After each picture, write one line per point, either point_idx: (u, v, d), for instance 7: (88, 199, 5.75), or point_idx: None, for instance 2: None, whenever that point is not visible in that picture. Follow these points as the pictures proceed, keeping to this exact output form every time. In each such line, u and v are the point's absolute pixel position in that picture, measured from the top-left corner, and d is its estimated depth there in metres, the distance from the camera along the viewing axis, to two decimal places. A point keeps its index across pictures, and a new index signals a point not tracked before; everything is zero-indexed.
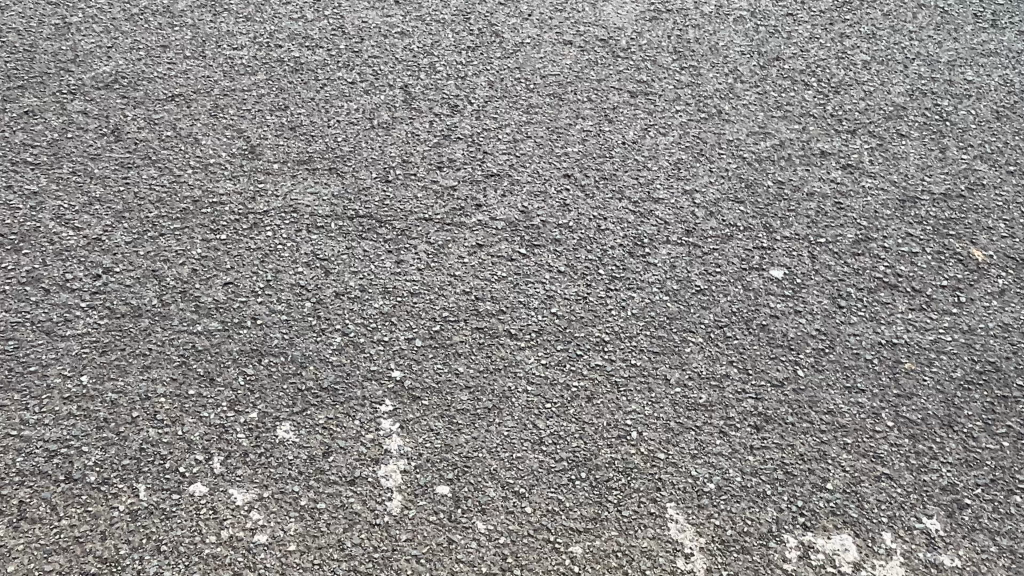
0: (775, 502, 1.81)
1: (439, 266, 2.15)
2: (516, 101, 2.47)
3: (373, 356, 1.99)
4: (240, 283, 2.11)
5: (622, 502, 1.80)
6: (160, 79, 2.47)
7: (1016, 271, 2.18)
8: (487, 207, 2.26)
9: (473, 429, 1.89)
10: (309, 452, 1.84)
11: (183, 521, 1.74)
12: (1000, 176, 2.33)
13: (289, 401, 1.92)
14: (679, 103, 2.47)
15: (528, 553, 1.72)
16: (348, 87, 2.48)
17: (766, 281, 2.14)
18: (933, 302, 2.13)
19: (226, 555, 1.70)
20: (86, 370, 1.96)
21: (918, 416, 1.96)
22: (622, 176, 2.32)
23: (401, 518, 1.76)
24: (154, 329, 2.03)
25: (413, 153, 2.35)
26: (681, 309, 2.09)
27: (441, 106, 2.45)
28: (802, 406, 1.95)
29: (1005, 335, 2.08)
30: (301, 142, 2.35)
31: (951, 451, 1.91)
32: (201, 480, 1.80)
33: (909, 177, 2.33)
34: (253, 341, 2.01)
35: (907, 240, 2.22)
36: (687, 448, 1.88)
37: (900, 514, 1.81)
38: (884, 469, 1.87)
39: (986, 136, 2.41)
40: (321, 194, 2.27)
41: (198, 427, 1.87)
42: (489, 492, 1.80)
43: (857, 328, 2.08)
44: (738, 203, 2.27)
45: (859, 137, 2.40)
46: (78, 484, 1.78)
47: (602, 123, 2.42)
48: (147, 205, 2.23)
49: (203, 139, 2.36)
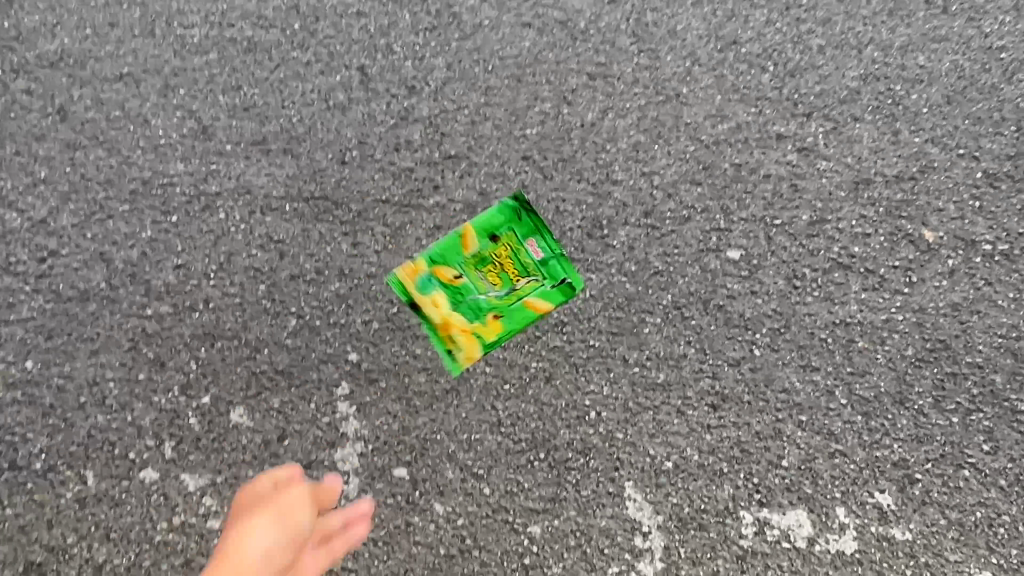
0: (732, 480, 1.92)
1: (397, 247, 2.11)
2: (474, 81, 2.30)
3: (329, 340, 2.00)
4: (193, 265, 2.07)
5: (580, 483, 1.91)
6: (108, 59, 2.29)
7: (966, 253, 2.20)
8: (445, 189, 2.19)
9: (432, 412, 1.94)
10: (264, 436, 1.93)
11: (132, 507, 1.88)
12: (951, 160, 2.29)
13: (243, 384, 1.96)
14: (637, 85, 2.31)
15: (487, 535, 1.88)
16: (302, 67, 2.30)
17: (724, 262, 2.14)
18: (886, 281, 2.15)
19: (176, 540, 1.87)
20: (32, 356, 1.98)
21: (871, 393, 2.01)
22: (581, 159, 2.24)
23: (365, 502, 1.87)
24: (102, 313, 2.02)
25: (371, 135, 2.25)
26: (640, 291, 2.09)
27: (399, 86, 2.29)
28: (758, 385, 1.99)
29: (955, 313, 2.12)
30: (253, 123, 2.25)
31: (903, 427, 1.98)
32: (152, 465, 1.90)
33: (863, 160, 2.29)
34: (206, 325, 2.01)
35: (862, 222, 2.23)
36: (646, 427, 1.94)
37: (854, 490, 1.93)
38: (837, 446, 1.96)
39: (937, 120, 2.33)
40: (276, 176, 2.20)
41: (148, 412, 1.94)
42: (447, 475, 1.91)
43: (812, 308, 2.10)
44: (696, 185, 2.24)
45: (814, 121, 2.32)
46: (23, 472, 1.90)
47: (560, 106, 2.29)
48: (94, 186, 2.17)
49: (152, 120, 2.25)
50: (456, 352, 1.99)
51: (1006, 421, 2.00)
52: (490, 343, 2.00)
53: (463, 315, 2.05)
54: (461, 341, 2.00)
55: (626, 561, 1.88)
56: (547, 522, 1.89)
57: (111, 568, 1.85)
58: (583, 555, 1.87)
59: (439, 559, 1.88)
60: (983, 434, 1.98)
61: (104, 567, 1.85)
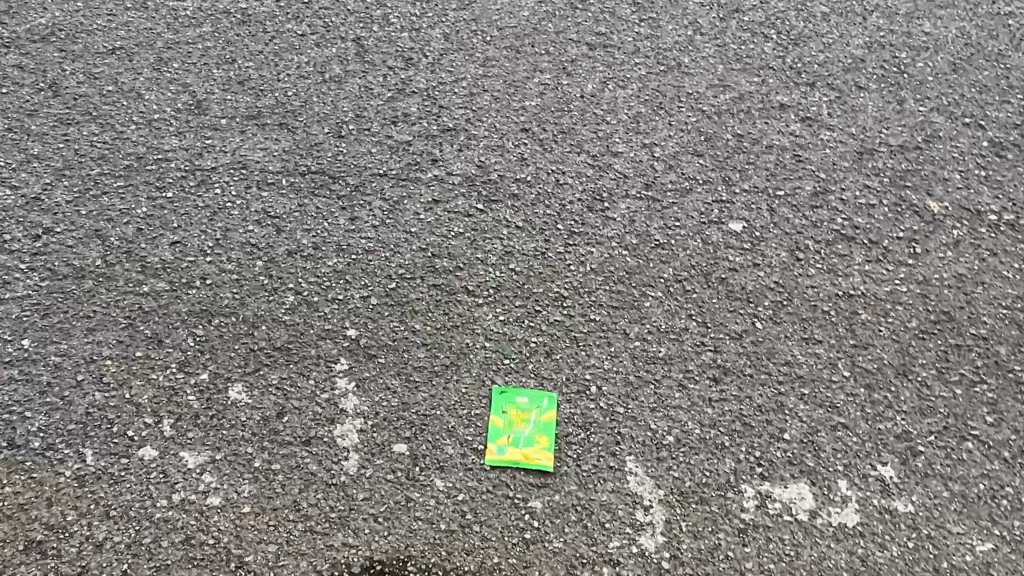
0: (734, 453, 1.82)
1: (395, 222, 2.10)
2: (472, 53, 2.42)
3: (327, 316, 1.95)
4: (189, 242, 2.05)
5: (581, 457, 1.80)
6: (100, 32, 2.39)
7: (971, 223, 2.19)
8: (443, 161, 2.21)
9: (431, 386, 1.87)
10: (262, 413, 1.82)
11: (132, 486, 1.72)
12: (956, 128, 2.35)
13: (241, 361, 1.88)
14: (638, 56, 2.44)
15: (487, 509, 1.73)
16: (298, 40, 2.41)
17: (726, 234, 2.13)
18: (890, 253, 2.13)
19: (177, 519, 1.69)
20: (29, 333, 1.90)
21: (874, 366, 1.96)
22: (580, 130, 2.29)
23: (358, 478, 1.75)
24: (98, 291, 1.96)
25: (367, 107, 2.29)
26: (640, 264, 2.07)
27: (395, 59, 2.39)
28: (760, 358, 1.95)
29: (959, 285, 2.09)
30: (250, 97, 2.28)
31: (906, 399, 1.91)
32: (151, 444, 1.77)
33: (867, 130, 2.33)
34: (202, 301, 1.96)
35: (865, 192, 2.22)
36: (647, 401, 1.87)
37: (855, 462, 1.83)
38: (840, 419, 1.88)
39: (943, 88, 2.43)
40: (272, 150, 2.20)
41: (146, 390, 1.84)
42: (447, 450, 1.79)
43: (815, 281, 2.07)
44: (697, 156, 2.26)
45: (818, 90, 2.40)
46: (22, 450, 1.75)
47: (560, 76, 2.39)
48: (88, 162, 2.15)
49: (146, 94, 2.27)
50: (499, 446, 1.81)
51: (1010, 393, 1.94)
52: (528, 467, 1.78)
53: (531, 427, 1.82)
54: (505, 445, 1.80)
55: (627, 537, 1.71)
56: (536, 469, 1.78)
57: (112, 547, 1.65)
58: (583, 530, 1.71)
59: (439, 536, 1.69)
60: (986, 406, 1.91)
61: (104, 547, 1.65)
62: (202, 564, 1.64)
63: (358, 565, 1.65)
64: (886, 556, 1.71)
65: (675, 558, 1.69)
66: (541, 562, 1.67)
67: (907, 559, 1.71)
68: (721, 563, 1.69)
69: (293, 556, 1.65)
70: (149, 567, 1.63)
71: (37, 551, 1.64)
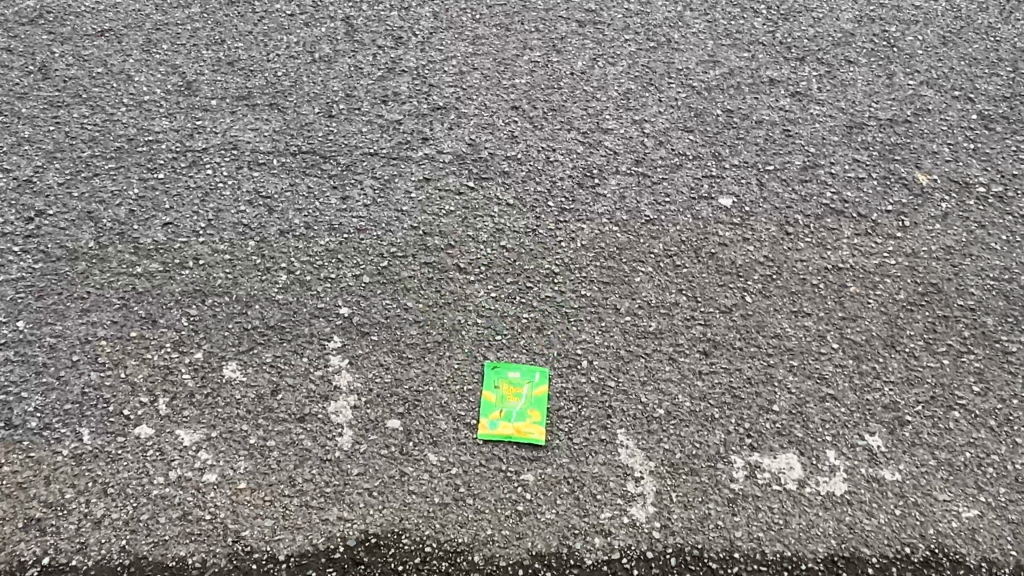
0: (724, 425, 1.84)
1: (386, 201, 2.11)
2: (461, 32, 2.42)
3: (320, 295, 1.96)
4: (181, 222, 2.05)
5: (573, 431, 1.82)
6: (89, 14, 2.38)
7: (960, 195, 2.21)
8: (434, 140, 2.22)
9: (424, 363, 1.89)
10: (257, 391, 1.84)
11: (129, 463, 1.74)
12: (945, 101, 2.36)
13: (236, 340, 1.90)
14: (628, 32, 2.44)
15: (480, 482, 1.75)
16: (287, 20, 2.41)
17: (715, 209, 2.14)
18: (878, 226, 2.14)
19: (174, 496, 1.71)
20: (23, 315, 1.91)
21: (862, 338, 1.98)
22: (571, 108, 2.29)
23: (353, 453, 1.77)
24: (92, 272, 1.97)
25: (357, 87, 2.29)
26: (631, 240, 2.09)
27: (384, 38, 2.39)
28: (750, 331, 1.97)
29: (947, 257, 2.11)
30: (239, 77, 2.29)
31: (894, 370, 1.94)
32: (147, 422, 1.79)
33: (857, 104, 2.34)
34: (195, 281, 1.97)
35: (855, 166, 2.23)
36: (637, 375, 1.89)
37: (843, 433, 1.85)
38: (828, 390, 1.90)
39: (932, 62, 2.43)
40: (262, 130, 2.20)
41: (141, 369, 1.85)
42: (440, 425, 1.82)
43: (804, 255, 2.09)
44: (687, 132, 2.27)
45: (808, 65, 2.40)
46: (19, 430, 1.77)
47: (550, 53, 2.39)
48: (79, 144, 2.15)
49: (136, 76, 2.27)
50: (492, 420, 1.83)
51: (997, 362, 1.96)
52: (520, 441, 1.80)
53: (523, 401, 1.84)
54: (498, 419, 1.82)
55: (618, 508, 1.73)
56: (528, 443, 1.80)
57: (111, 523, 1.68)
58: (575, 501, 1.74)
59: (434, 509, 1.71)
60: (973, 376, 1.94)
61: (103, 523, 1.67)
62: (199, 539, 1.66)
63: (353, 538, 1.68)
64: (873, 523, 1.74)
65: (666, 528, 1.71)
66: (534, 533, 1.70)
67: (894, 526, 1.74)
68: (711, 533, 1.71)
69: (289, 531, 1.68)
70: (148, 542, 1.66)
71: (37, 528, 1.67)
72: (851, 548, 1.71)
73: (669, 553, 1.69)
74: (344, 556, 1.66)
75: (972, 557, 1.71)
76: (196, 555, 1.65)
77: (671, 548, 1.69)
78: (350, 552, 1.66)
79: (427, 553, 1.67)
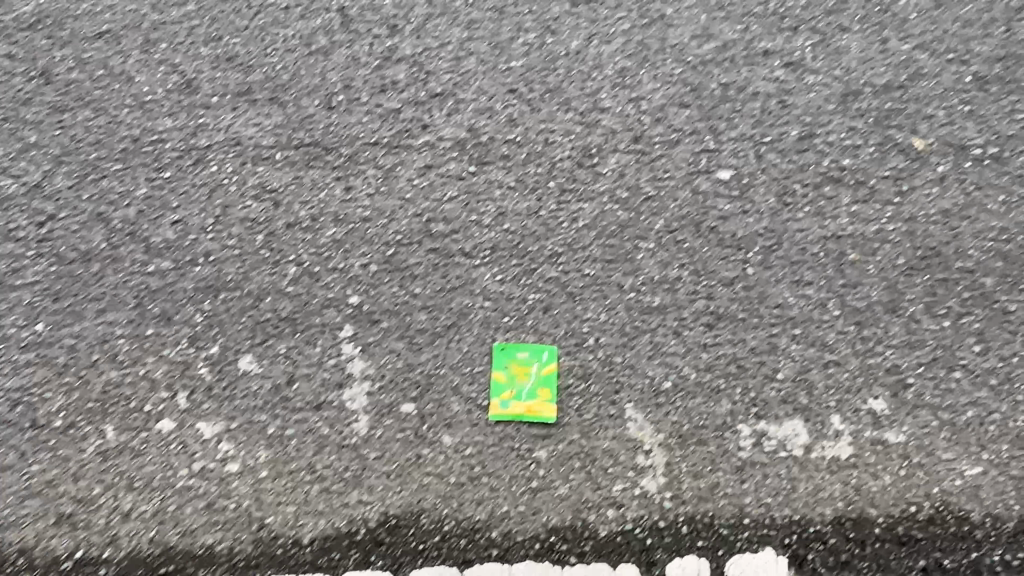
0: (729, 395, 1.88)
1: (389, 190, 2.14)
2: (455, 17, 2.34)
3: (330, 285, 2.00)
4: (189, 220, 2.09)
5: (583, 407, 1.86)
6: (86, 16, 2.32)
7: (956, 158, 2.23)
8: (433, 126, 2.24)
9: (434, 347, 1.93)
10: (273, 381, 1.88)
11: (154, 457, 1.81)
12: (941, 65, 2.35)
13: (250, 333, 1.94)
14: (621, 10, 2.37)
15: (495, 461, 1.81)
16: (282, 13, 2.33)
17: (714, 183, 2.17)
18: (876, 193, 2.17)
19: (198, 487, 1.79)
20: (42, 318, 1.96)
21: (863, 304, 2.01)
22: (567, 89, 2.29)
23: (370, 438, 1.83)
24: (106, 273, 2.02)
25: (355, 78, 2.28)
26: (632, 217, 2.12)
27: (380, 27, 2.33)
28: (752, 302, 2.00)
29: (945, 220, 2.13)
30: (238, 73, 2.27)
31: (895, 334, 1.97)
32: (168, 417, 1.85)
33: (851, 72, 2.33)
34: (207, 278, 2.01)
35: (851, 133, 2.25)
36: (643, 350, 1.93)
37: (847, 398, 1.89)
38: (831, 356, 1.93)
39: (928, 25, 2.38)
40: (263, 124, 2.22)
41: (159, 365, 1.90)
42: (453, 407, 1.86)
43: (804, 224, 2.11)
44: (685, 107, 2.27)
45: (801, 35, 2.36)
46: (46, 429, 1.84)
47: (544, 35, 2.33)
48: (84, 147, 2.19)
49: (138, 77, 2.26)
50: (503, 400, 1.87)
51: (996, 322, 2.00)
52: (532, 420, 1.85)
53: (532, 380, 1.89)
54: (509, 399, 1.87)
55: (630, 481, 1.80)
56: (539, 422, 1.84)
57: (138, 516, 1.77)
58: (588, 476, 1.80)
59: (451, 489, 1.79)
60: (973, 337, 1.97)
61: (131, 516, 1.77)
62: (225, 528, 1.76)
63: (375, 521, 1.77)
64: (879, 485, 1.82)
65: (677, 497, 1.79)
66: (549, 508, 1.78)
67: (899, 487, 1.82)
68: (721, 500, 1.79)
69: (312, 517, 1.77)
70: (176, 532, 1.76)
71: (68, 523, 1.77)
72: (858, 510, 1.80)
73: (681, 522, 1.78)
74: (367, 537, 1.76)
75: (977, 514, 1.81)
76: (223, 542, 1.75)
77: (682, 516, 1.78)
78: (372, 533, 1.76)
79: (447, 531, 1.77)
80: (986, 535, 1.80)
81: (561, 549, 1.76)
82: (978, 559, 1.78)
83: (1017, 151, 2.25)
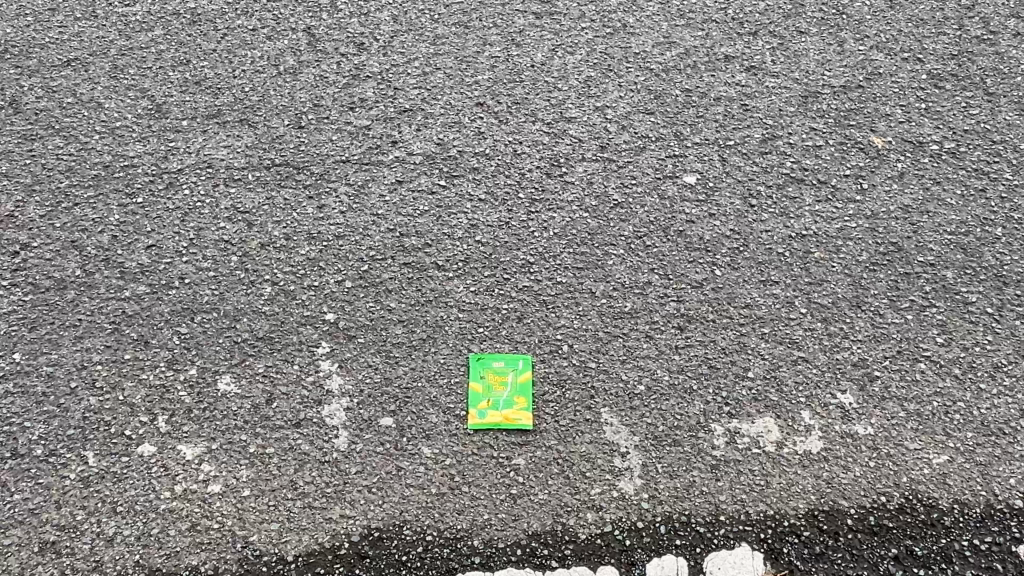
0: (702, 396, 1.92)
1: (362, 206, 2.17)
2: (421, 33, 2.47)
3: (306, 303, 2.03)
4: (164, 244, 2.11)
5: (559, 413, 1.89)
6: (54, 45, 2.42)
7: (914, 154, 2.28)
8: (403, 142, 2.28)
9: (410, 360, 1.96)
10: (252, 401, 1.90)
11: (136, 481, 1.81)
12: (895, 64, 2.44)
13: (227, 354, 1.96)
14: (585, 21, 2.50)
15: (474, 471, 1.83)
16: (249, 35, 2.46)
17: (680, 187, 2.22)
18: (838, 191, 2.22)
19: (182, 508, 1.78)
20: (18, 348, 1.96)
21: (828, 301, 2.06)
22: (534, 99, 2.35)
23: (349, 453, 1.84)
24: (82, 299, 2.02)
25: (324, 96, 2.35)
26: (601, 224, 2.16)
27: (347, 45, 2.44)
28: (721, 303, 2.05)
29: (906, 216, 2.19)
30: (208, 96, 2.34)
31: (861, 329, 2.02)
32: (149, 440, 1.85)
33: (810, 73, 2.41)
34: (183, 300, 2.03)
35: (811, 134, 2.31)
36: (617, 354, 1.97)
37: (817, 393, 1.93)
38: (800, 353, 1.98)
39: (881, 26, 2.51)
40: (235, 146, 2.25)
41: (139, 390, 1.91)
42: (431, 419, 1.89)
43: (769, 225, 2.16)
44: (648, 114, 2.33)
45: (760, 39, 2.47)
46: (26, 458, 1.82)
47: (510, 47, 2.45)
48: (57, 175, 2.20)
49: (107, 103, 2.32)
50: (481, 410, 1.90)
51: (959, 313, 2.05)
52: (508, 428, 1.88)
53: (508, 390, 1.92)
54: (486, 409, 1.90)
55: (607, 483, 1.81)
56: (516, 430, 1.88)
57: (123, 540, 1.74)
58: (566, 481, 1.81)
59: (431, 499, 1.79)
60: (936, 328, 2.02)
61: (116, 540, 1.74)
62: (209, 548, 1.73)
63: (356, 534, 1.75)
64: (850, 476, 1.83)
65: (654, 498, 1.80)
66: (529, 513, 1.78)
67: (869, 478, 1.83)
68: (697, 499, 1.80)
69: (295, 533, 1.75)
70: (161, 555, 1.72)
71: (52, 551, 1.72)
72: (830, 501, 1.80)
73: (658, 522, 1.77)
74: (350, 551, 1.73)
75: (944, 500, 1.81)
76: (207, 563, 1.72)
77: (659, 516, 1.78)
78: (355, 547, 1.73)
79: (429, 541, 1.74)
80: (955, 521, 1.78)
81: (543, 554, 1.73)
82: (948, 546, 1.76)
83: (973, 145, 2.31)
